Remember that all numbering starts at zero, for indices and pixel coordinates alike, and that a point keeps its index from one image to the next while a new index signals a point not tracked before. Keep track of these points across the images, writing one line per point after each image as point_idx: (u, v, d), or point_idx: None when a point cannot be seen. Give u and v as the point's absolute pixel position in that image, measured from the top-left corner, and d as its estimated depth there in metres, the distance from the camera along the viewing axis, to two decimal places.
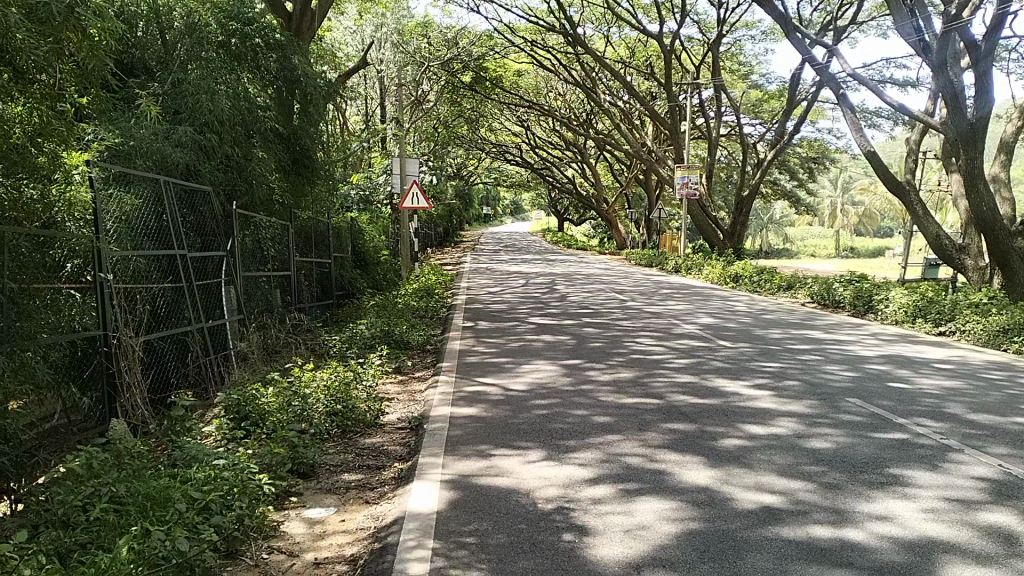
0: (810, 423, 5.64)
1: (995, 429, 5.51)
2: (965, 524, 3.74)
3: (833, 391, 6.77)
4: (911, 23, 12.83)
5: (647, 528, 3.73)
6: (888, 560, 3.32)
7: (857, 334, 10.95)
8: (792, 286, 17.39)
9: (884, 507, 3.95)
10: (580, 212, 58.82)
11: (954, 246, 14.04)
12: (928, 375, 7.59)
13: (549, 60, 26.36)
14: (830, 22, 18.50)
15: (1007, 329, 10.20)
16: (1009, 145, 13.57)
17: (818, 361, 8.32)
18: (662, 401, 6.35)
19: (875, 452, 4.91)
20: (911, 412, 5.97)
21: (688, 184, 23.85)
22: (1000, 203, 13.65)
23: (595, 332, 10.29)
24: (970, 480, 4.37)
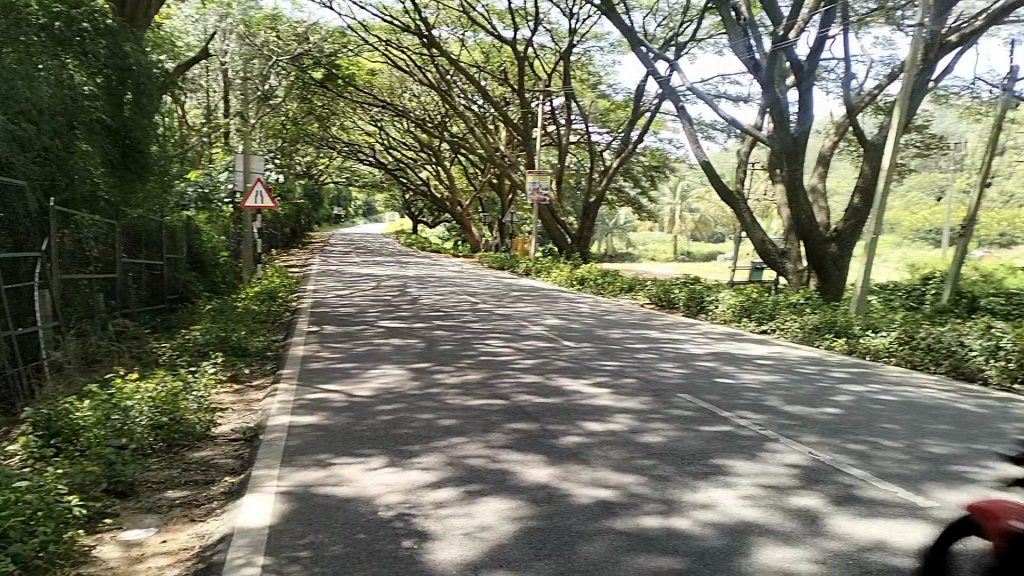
0: (646, 419, 5.91)
1: (805, 419, 6.03)
2: (778, 507, 4.05)
3: (666, 387, 7.15)
4: (744, 42, 13.77)
5: (487, 529, 3.76)
6: (709, 546, 3.53)
7: (691, 333, 11.65)
8: (632, 289, 18.23)
9: (707, 495, 4.21)
10: (434, 215, 58.75)
11: (777, 251, 15.21)
12: (751, 370, 8.19)
13: (404, 60, 26.11)
14: (671, 38, 19.53)
15: (818, 327, 11.22)
16: (826, 158, 14.90)
17: (654, 359, 8.76)
18: (507, 402, 6.44)
19: (702, 444, 5.21)
20: (734, 405, 6.42)
21: (540, 189, 24.41)
22: (816, 213, 14.93)
23: (445, 334, 10.31)
24: (784, 467, 4.74)
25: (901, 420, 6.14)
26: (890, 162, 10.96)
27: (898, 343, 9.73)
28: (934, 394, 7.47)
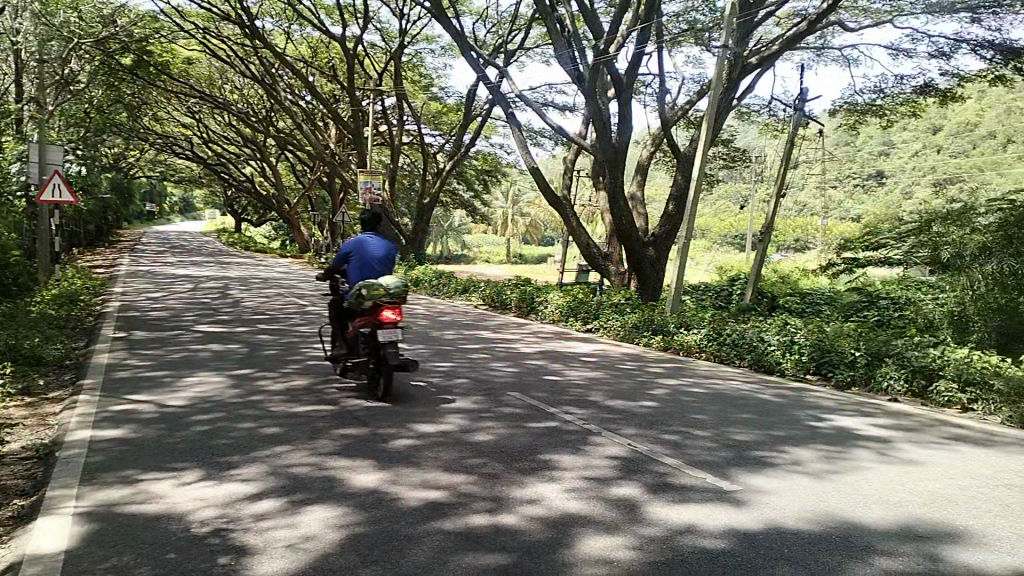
0: (476, 418, 5.96)
1: (626, 412, 6.35)
2: (599, 498, 4.22)
3: (496, 386, 7.26)
4: (568, 53, 14.27)
5: (312, 538, 3.62)
6: (534, 540, 3.61)
7: (521, 333, 11.93)
8: (466, 290, 18.42)
9: (534, 490, 4.31)
10: (260, 213, 56.17)
11: (601, 254, 15.98)
12: (577, 368, 8.52)
13: (225, 51, 24.74)
14: (500, 45, 19.89)
15: (637, 326, 11.93)
16: (644, 167, 15.82)
17: (485, 359, 8.88)
18: (335, 407, 6.26)
19: (530, 440, 5.34)
20: (561, 402, 6.63)
21: (371, 189, 23.98)
22: (636, 218, 15.80)
23: (270, 338, 9.87)
24: (605, 459, 4.96)
25: (711, 411, 6.62)
26: (699, 172, 11.81)
27: (708, 339, 10.50)
28: (739, 385, 8.12)
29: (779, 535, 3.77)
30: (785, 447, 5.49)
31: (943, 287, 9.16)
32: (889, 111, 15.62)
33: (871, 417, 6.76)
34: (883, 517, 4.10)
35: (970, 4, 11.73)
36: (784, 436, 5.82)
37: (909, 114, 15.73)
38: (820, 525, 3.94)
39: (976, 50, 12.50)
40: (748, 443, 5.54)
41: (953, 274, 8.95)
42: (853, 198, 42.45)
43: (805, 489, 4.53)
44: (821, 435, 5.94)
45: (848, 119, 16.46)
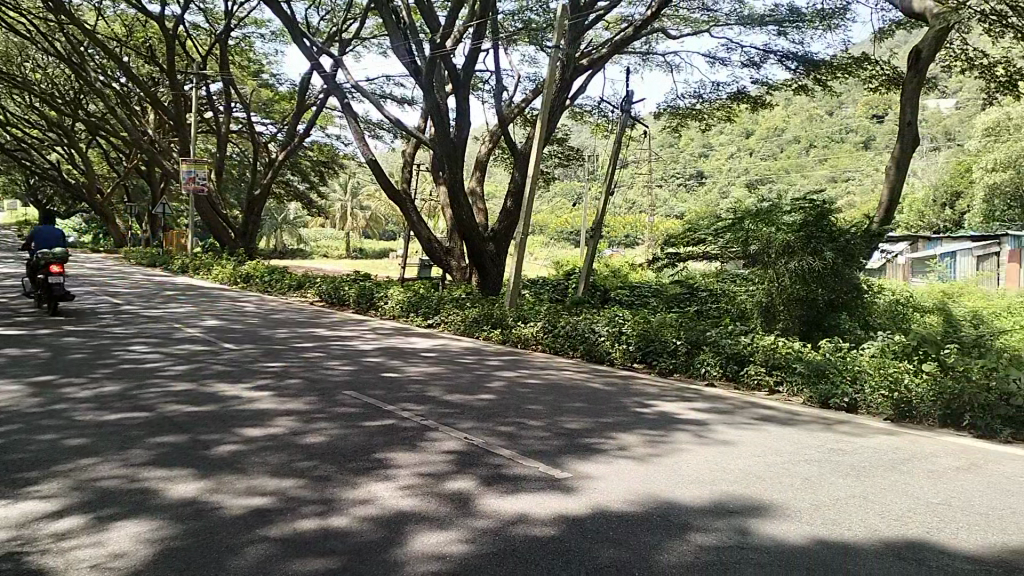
0: (309, 419, 5.76)
1: (463, 407, 6.39)
2: (432, 494, 4.21)
3: (330, 385, 7.07)
4: (404, 45, 14.13)
5: (121, 556, 3.34)
6: (364, 541, 3.54)
7: (359, 329, 11.70)
8: (301, 286, 17.83)
9: (367, 490, 4.23)
10: (68, 204, 51.25)
11: (442, 249, 16.04)
12: (414, 363, 8.46)
13: (22, 23, 22.29)
14: (335, 33, 19.31)
15: (477, 320, 12.10)
16: (483, 163, 15.98)
17: (319, 357, 8.61)
18: (153, 413, 5.83)
19: (364, 439, 5.24)
20: (397, 399, 6.56)
21: (195, 179, 22.51)
22: (477, 213, 15.91)
23: (78, 341, 9.02)
24: (441, 454, 4.95)
25: (545, 401, 6.80)
26: (534, 169, 12.07)
27: (544, 332, 10.81)
28: (571, 375, 8.40)
29: (606, 519, 3.93)
30: (613, 434, 5.74)
31: (752, 279, 9.93)
32: (706, 116, 16.78)
33: (691, 402, 7.22)
34: (700, 496, 4.38)
35: (776, 18, 12.78)
36: (612, 423, 6.09)
37: (725, 119, 16.95)
38: (644, 506, 4.15)
39: (781, 62, 13.66)
40: (579, 431, 5.74)
41: (760, 268, 9.73)
42: (677, 196, 45.21)
43: (631, 473, 4.74)
44: (647, 420, 6.26)
45: (671, 121, 17.48)
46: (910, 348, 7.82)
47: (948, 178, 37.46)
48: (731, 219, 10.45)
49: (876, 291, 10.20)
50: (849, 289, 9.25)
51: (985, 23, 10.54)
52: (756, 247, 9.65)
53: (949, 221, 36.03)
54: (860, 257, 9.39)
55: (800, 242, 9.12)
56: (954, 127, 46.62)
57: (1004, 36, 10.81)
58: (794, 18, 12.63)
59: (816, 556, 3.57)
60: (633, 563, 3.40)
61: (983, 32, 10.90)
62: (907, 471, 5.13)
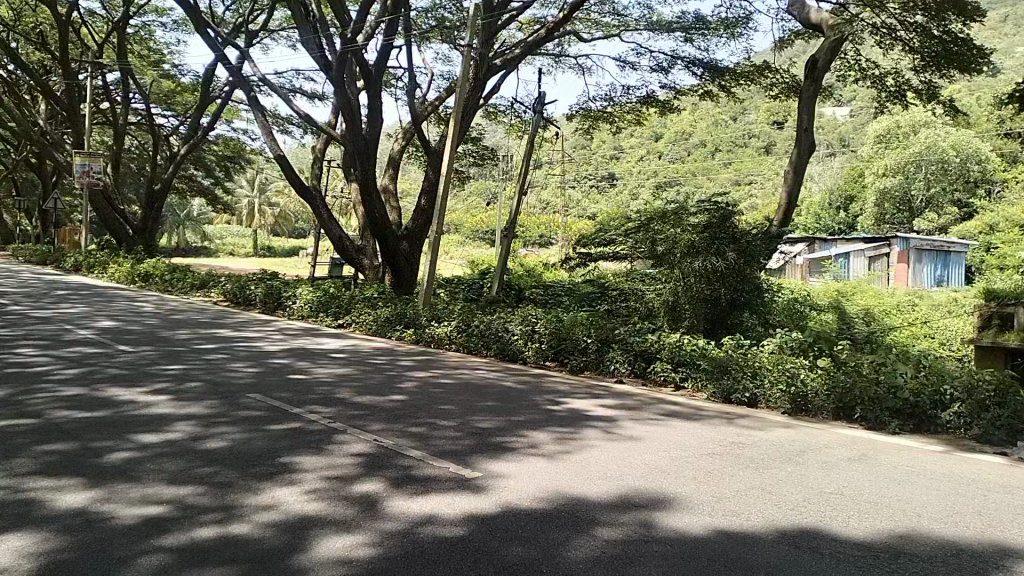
0: (210, 424, 5.56)
1: (373, 408, 6.30)
2: (339, 498, 4.13)
3: (234, 387, 6.84)
4: (314, 39, 13.84)
5: (2, 572, 3.13)
6: (266, 548, 3.44)
7: (265, 330, 11.37)
8: (205, 285, 17.21)
9: (271, 495, 4.11)
10: None
11: (354, 247, 15.80)
12: (323, 365, 8.29)
13: None
14: (241, 24, 18.70)
15: (389, 319, 11.99)
16: (396, 160, 15.82)
17: (223, 359, 8.32)
18: (39, 420, 5.50)
19: (269, 443, 5.10)
20: (304, 401, 6.41)
21: (90, 172, 21.40)
22: (390, 211, 15.72)
23: None
24: (348, 457, 4.87)
25: (456, 400, 6.79)
26: (448, 167, 12.03)
27: (457, 331, 10.79)
28: (484, 374, 8.42)
29: (514, 517, 3.95)
30: (523, 432, 5.78)
31: (660, 279, 10.19)
32: (617, 118, 17.11)
33: (600, 399, 7.35)
34: (607, 491, 4.46)
35: (683, 25, 13.16)
36: (523, 421, 6.13)
37: (634, 122, 17.31)
38: (552, 503, 4.20)
39: (688, 67, 14.07)
40: (490, 430, 5.76)
41: (667, 268, 9.99)
42: (589, 197, 45.93)
43: (540, 471, 4.78)
44: (557, 418, 6.34)
45: (583, 123, 17.72)
46: (806, 345, 8.18)
47: (842, 182, 39.48)
48: (640, 220, 10.69)
49: (776, 291, 10.63)
50: (751, 288, 9.60)
51: (875, 34, 11.15)
52: (664, 247, 9.91)
53: (843, 224, 37.99)
54: (761, 257, 9.79)
55: (705, 242, 9.43)
56: (848, 134, 49.20)
57: (893, 48, 11.45)
58: (700, 25, 13.03)
59: (716, 546, 3.69)
60: (541, 559, 3.43)
61: (874, 43, 11.52)
62: (802, 462, 5.38)
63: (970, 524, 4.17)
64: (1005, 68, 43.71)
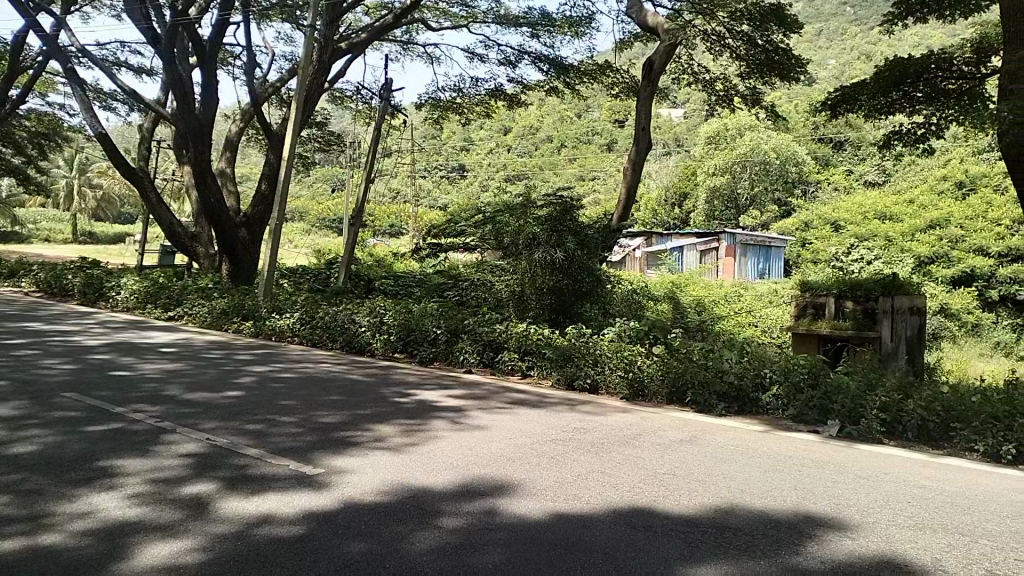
0: (16, 427, 5.03)
1: (206, 405, 5.95)
2: (166, 501, 3.87)
3: (47, 387, 6.22)
4: (140, 9, 12.87)
5: None
6: (81, 558, 3.16)
7: (85, 323, 10.48)
8: (14, 274, 15.61)
9: (88, 501, 3.79)
10: None
11: (187, 234, 14.95)
12: (152, 360, 7.73)
13: None
14: None
15: (226, 311, 11.42)
16: (234, 143, 15.04)
17: (34, 355, 7.55)
18: None
19: (87, 447, 4.68)
20: (129, 399, 5.95)
21: None
22: (227, 196, 14.93)
23: None
24: (178, 458, 4.57)
25: (298, 395, 6.55)
26: (290, 152, 11.56)
27: (301, 323, 10.45)
28: (328, 368, 8.17)
29: (355, 512, 3.86)
30: (369, 425, 5.66)
31: (507, 269, 10.35)
32: (466, 109, 17.13)
33: (447, 390, 7.35)
34: (451, 481, 4.47)
35: (530, 21, 13.39)
36: (369, 415, 6.01)
37: (483, 115, 17.43)
38: (396, 495, 4.15)
39: (535, 63, 14.33)
40: (333, 425, 5.59)
41: (514, 259, 10.16)
42: (439, 187, 45.78)
43: (384, 465, 4.70)
44: (403, 410, 6.27)
45: (432, 113, 17.60)
46: (644, 332, 8.57)
47: (678, 180, 41.76)
48: (488, 212, 10.79)
49: (616, 282, 11.08)
50: (592, 279, 9.96)
51: (707, 41, 11.92)
52: (510, 238, 10.05)
53: (677, 219, 40.24)
54: (601, 250, 10.18)
55: (547, 234, 9.67)
56: (682, 134, 52.17)
57: (722, 54, 12.23)
58: (545, 21, 13.30)
59: (556, 530, 3.78)
60: (382, 553, 3.38)
61: (706, 49, 12.26)
62: (638, 445, 5.64)
63: (786, 498, 4.53)
64: (818, 79, 47.83)
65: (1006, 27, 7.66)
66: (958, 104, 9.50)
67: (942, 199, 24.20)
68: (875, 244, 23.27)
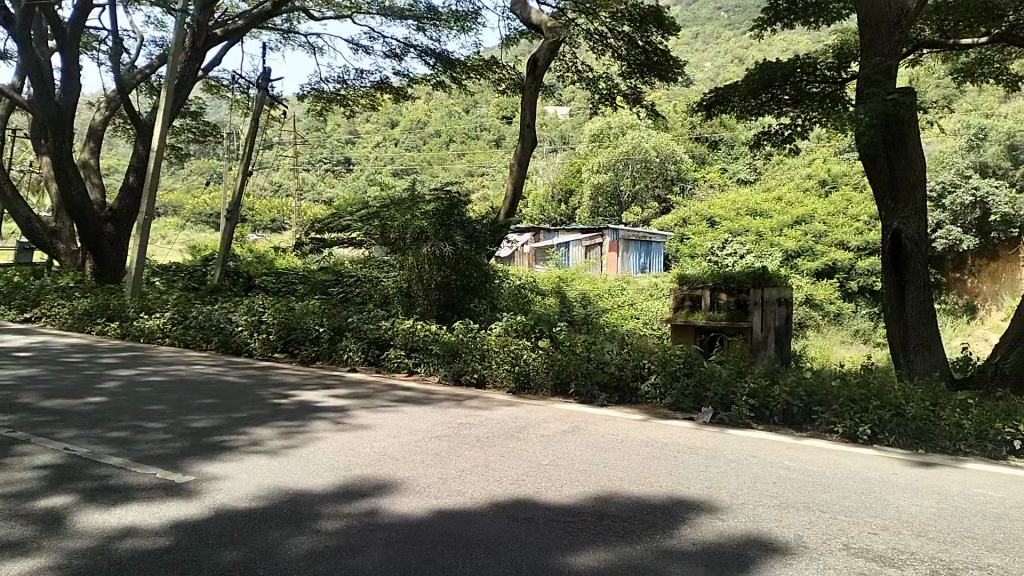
0: None
1: (64, 413, 5.57)
2: (17, 516, 3.59)
3: None
4: None
5: None
6: None
7: None
8: None
9: None
10: None
11: (45, 229, 14.03)
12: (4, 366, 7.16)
13: None
14: None
15: (90, 312, 10.77)
16: (98, 133, 14.14)
17: None
18: None
19: None
20: None
21: None
22: (92, 189, 14.05)
23: None
24: (31, 471, 4.25)
25: (168, 400, 6.23)
26: (160, 143, 10.98)
27: (172, 323, 9.98)
28: (202, 370, 7.81)
29: (226, 520, 3.71)
30: (245, 429, 5.45)
31: (393, 264, 10.20)
32: (350, 102, 16.79)
33: (330, 389, 7.17)
34: (330, 483, 4.36)
35: (416, 13, 13.27)
36: (245, 418, 5.79)
37: (368, 107, 17.14)
38: (271, 500, 4.01)
39: (421, 56, 14.23)
40: (206, 430, 5.35)
41: (400, 254, 10.03)
42: (325, 181, 44.69)
43: (259, 469, 4.54)
44: (283, 412, 6.08)
45: (315, 105, 17.17)
46: (529, 327, 8.63)
47: (564, 176, 42.47)
48: (375, 206, 10.62)
49: (503, 277, 11.21)
50: (480, 274, 10.00)
51: (590, 40, 12.16)
52: (396, 234, 9.93)
53: (564, 215, 40.97)
54: (487, 245, 10.23)
55: (434, 228, 9.63)
56: (567, 132, 53.18)
57: (604, 54, 12.51)
58: (431, 15, 13.22)
59: (438, 527, 3.76)
60: (254, 561, 3.26)
61: (589, 48, 12.50)
62: (523, 438, 5.70)
63: (663, 484, 4.69)
64: (694, 81, 49.77)
65: (863, 35, 8.19)
66: (822, 107, 10.10)
67: (808, 197, 25.77)
68: (746, 239, 24.48)
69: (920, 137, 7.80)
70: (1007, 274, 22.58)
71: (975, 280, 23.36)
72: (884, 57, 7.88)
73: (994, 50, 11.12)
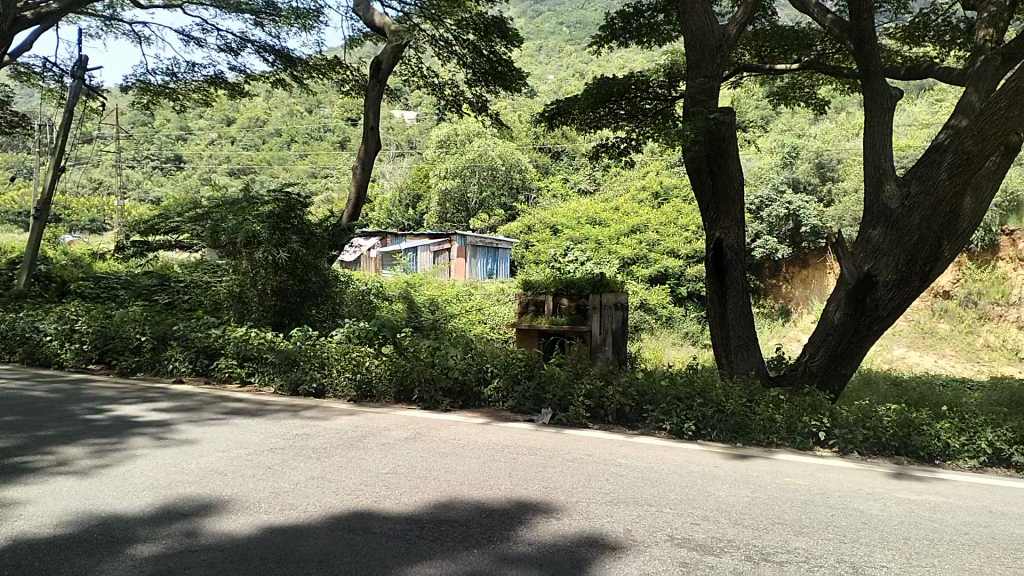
0: None
1: None
2: None
3: None
4: None
5: None
6: None
7: None
8: None
9: None
10: None
11: None
12: None
13: None
14: None
15: None
16: None
17: None
18: None
19: None
20: None
21: None
22: None
23: None
24: None
25: None
26: None
27: None
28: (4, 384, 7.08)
29: (27, 549, 3.39)
30: (52, 448, 4.99)
31: (225, 268, 9.68)
32: (181, 96, 15.84)
33: (153, 403, 6.72)
34: (149, 503, 4.09)
35: (252, 8, 12.75)
36: (52, 436, 5.30)
37: (201, 103, 16.26)
38: (81, 525, 3.71)
39: (258, 52, 13.67)
40: (5, 451, 4.85)
41: (233, 258, 9.55)
42: (153, 180, 42.03)
43: (70, 491, 4.19)
44: (97, 428, 5.63)
45: (141, 98, 16.06)
46: (372, 332, 8.50)
47: (413, 181, 42.28)
48: (207, 208, 10.08)
49: (345, 281, 10.98)
50: (318, 279, 9.73)
51: (434, 47, 12.20)
52: (227, 236, 9.45)
53: (412, 220, 40.84)
54: (326, 250, 9.93)
55: (267, 231, 9.21)
56: (414, 137, 53.06)
57: (448, 61, 12.58)
58: (269, 10, 12.73)
59: (267, 543, 3.63)
60: None
61: (433, 54, 12.52)
62: (361, 446, 5.61)
63: (502, 486, 4.77)
64: (539, 92, 51.24)
65: (688, 57, 8.71)
66: (653, 121, 10.76)
67: (644, 206, 27.18)
68: (587, 246, 25.46)
69: (737, 155, 8.39)
70: (816, 280, 24.78)
71: (789, 285, 25.66)
72: (706, 78, 8.43)
73: (803, 76, 12.22)
